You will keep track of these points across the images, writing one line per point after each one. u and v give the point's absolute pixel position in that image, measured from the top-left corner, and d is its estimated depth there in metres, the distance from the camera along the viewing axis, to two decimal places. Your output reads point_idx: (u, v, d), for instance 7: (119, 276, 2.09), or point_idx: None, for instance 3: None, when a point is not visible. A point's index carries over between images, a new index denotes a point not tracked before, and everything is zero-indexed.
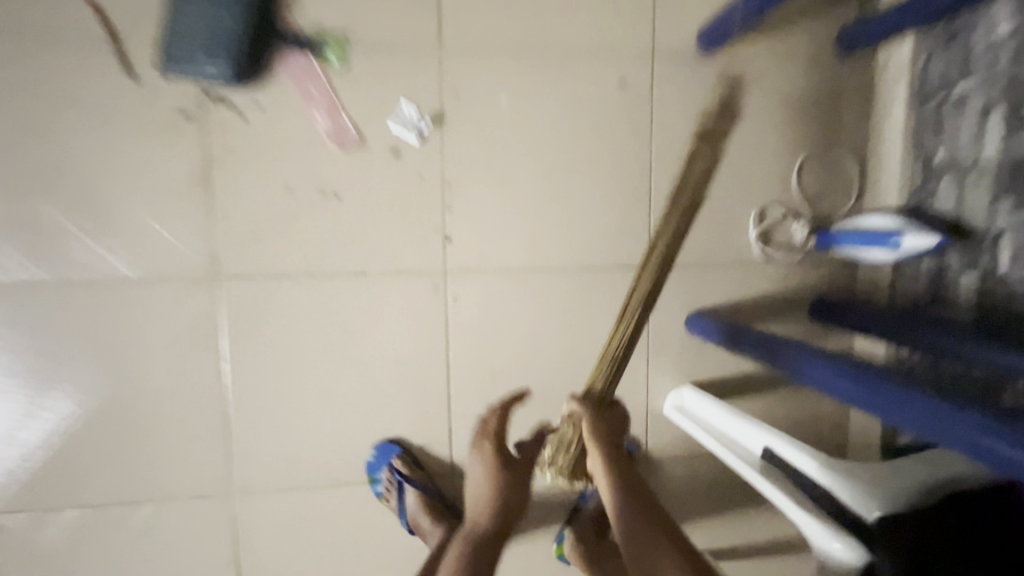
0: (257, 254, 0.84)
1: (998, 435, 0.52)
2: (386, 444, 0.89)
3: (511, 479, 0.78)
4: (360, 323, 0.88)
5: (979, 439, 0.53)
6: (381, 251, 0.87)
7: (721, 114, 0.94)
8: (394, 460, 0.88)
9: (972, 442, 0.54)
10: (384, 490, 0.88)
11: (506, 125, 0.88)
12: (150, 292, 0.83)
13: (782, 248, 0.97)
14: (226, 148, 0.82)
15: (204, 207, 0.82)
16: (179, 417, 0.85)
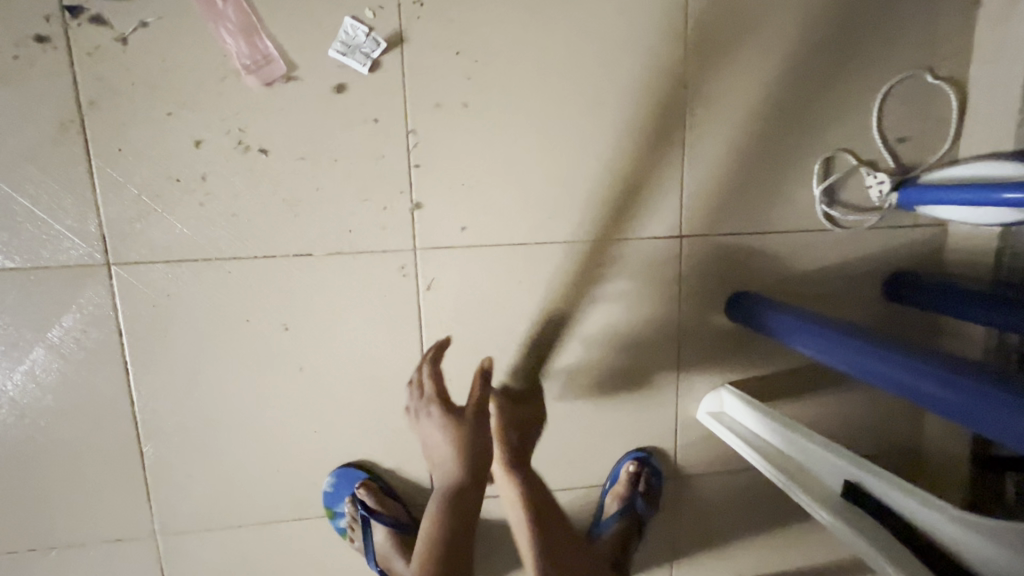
0: (160, 232, 0.63)
1: (995, 401, 0.40)
2: (347, 471, 0.70)
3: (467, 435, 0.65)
4: (305, 319, 0.67)
5: (969, 407, 0.42)
6: (328, 224, 0.66)
7: (779, 27, 0.69)
8: (357, 491, 0.69)
9: (959, 409, 0.43)
10: (348, 526, 0.71)
11: (488, 47, 0.65)
12: (21, 283, 0.62)
13: (853, 209, 0.75)
14: (103, 87, 0.60)
15: (81, 168, 0.61)
16: (80, 444, 0.67)
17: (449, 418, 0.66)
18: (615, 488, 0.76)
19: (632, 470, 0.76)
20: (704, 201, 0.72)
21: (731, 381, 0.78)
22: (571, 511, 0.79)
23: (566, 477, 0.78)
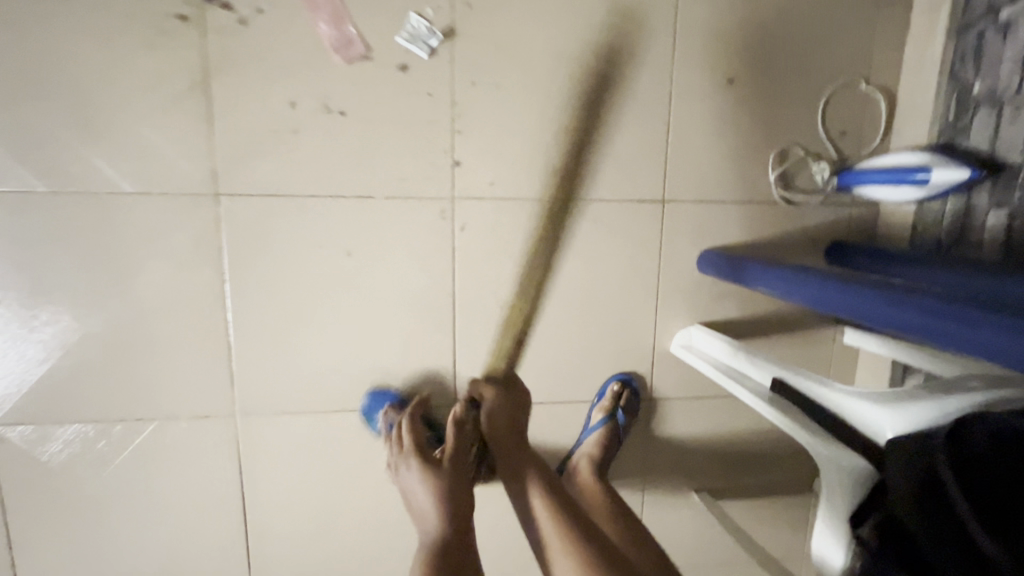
0: (258, 172, 0.81)
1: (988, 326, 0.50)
2: (383, 393, 0.88)
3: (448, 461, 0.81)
4: (363, 248, 0.85)
5: (971, 334, 0.52)
6: (387, 173, 0.84)
7: (746, 41, 0.88)
8: (389, 408, 0.86)
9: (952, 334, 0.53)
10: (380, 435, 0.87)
11: (519, 42, 0.84)
12: (150, 206, 0.80)
13: (803, 189, 0.93)
14: (224, 55, 0.77)
15: (203, 118, 0.79)
16: (182, 336, 0.84)
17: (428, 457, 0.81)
18: (602, 404, 0.93)
19: (617, 389, 0.94)
20: (683, 174, 0.91)
21: (700, 323, 0.96)
22: (565, 422, 0.97)
23: (562, 393, 0.96)
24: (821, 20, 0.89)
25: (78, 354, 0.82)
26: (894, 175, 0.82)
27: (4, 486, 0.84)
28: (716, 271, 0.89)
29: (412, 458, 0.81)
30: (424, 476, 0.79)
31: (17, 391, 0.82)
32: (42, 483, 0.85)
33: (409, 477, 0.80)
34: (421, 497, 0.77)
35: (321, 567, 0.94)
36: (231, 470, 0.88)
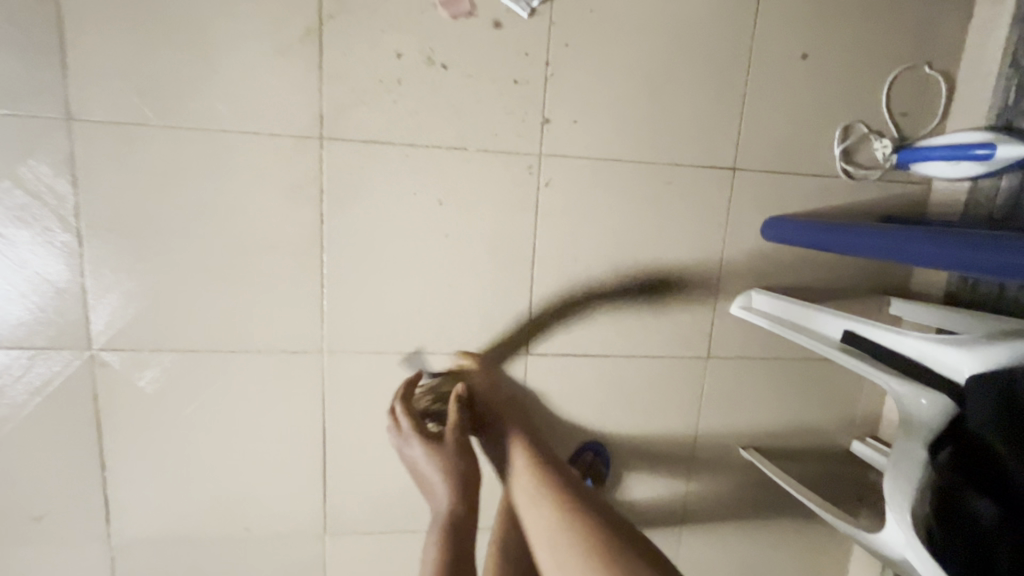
0: (361, 118, 0.85)
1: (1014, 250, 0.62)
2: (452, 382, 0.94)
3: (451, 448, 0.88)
4: (453, 200, 0.90)
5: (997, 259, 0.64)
6: (482, 127, 0.88)
7: (821, 20, 0.93)
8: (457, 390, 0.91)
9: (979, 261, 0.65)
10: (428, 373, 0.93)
11: (613, 10, 0.88)
12: (257, 147, 0.84)
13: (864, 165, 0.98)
14: (339, 4, 0.81)
15: (313, 63, 0.82)
16: (278, 274, 0.88)
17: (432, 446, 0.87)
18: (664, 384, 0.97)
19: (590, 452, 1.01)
20: (754, 145, 0.96)
21: (759, 287, 1.01)
22: (627, 377, 1.01)
23: (627, 350, 1.00)
24: (892, 4, 0.94)
25: (179, 286, 0.86)
26: (953, 150, 0.87)
27: (104, 409, 0.88)
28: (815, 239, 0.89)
29: (414, 439, 0.87)
30: (426, 454, 0.86)
31: (119, 319, 0.85)
32: (139, 409, 0.88)
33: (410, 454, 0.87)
34: (425, 470, 0.86)
35: (391, 504, 0.98)
36: (315, 406, 0.93)
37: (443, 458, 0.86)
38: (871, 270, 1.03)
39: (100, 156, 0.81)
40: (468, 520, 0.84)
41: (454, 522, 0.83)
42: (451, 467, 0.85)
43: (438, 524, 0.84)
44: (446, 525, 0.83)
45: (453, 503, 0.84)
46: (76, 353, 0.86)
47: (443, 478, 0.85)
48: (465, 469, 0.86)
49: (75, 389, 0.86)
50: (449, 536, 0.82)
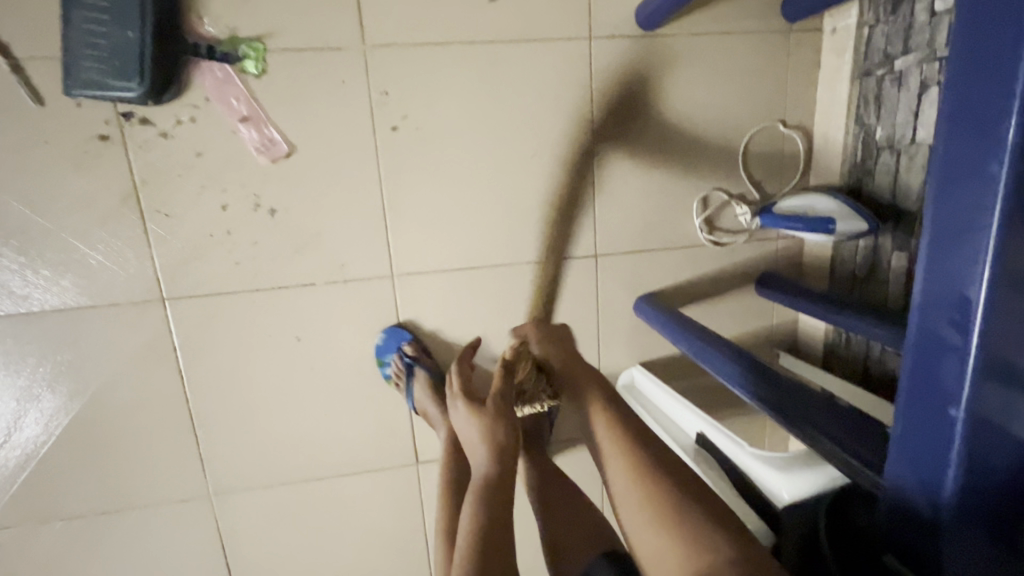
0: (198, 274, 0.84)
1: None
2: (394, 329, 0.91)
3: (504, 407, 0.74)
4: (313, 332, 0.89)
5: None
6: (328, 260, 0.87)
7: (664, 96, 0.91)
8: (405, 346, 0.90)
9: None
10: (392, 373, 0.89)
11: (441, 123, 0.85)
12: (99, 317, 0.83)
13: (729, 231, 0.97)
14: (152, 169, 0.79)
15: (138, 230, 0.81)
16: (149, 431, 0.89)
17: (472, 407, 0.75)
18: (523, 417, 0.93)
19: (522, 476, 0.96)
20: (615, 227, 0.95)
21: (642, 362, 1.01)
22: None
23: None
24: (735, 68, 0.91)
25: (52, 459, 0.87)
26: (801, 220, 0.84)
27: None
28: (730, 367, 0.70)
29: (458, 400, 0.77)
30: (470, 416, 0.75)
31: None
32: None
33: (458, 419, 0.77)
34: (467, 433, 0.74)
35: None
36: (213, 544, 0.95)
37: (488, 419, 0.73)
38: (754, 327, 1.03)
39: None
40: (506, 493, 0.68)
41: (491, 491, 0.68)
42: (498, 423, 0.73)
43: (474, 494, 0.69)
44: (482, 497, 0.68)
45: (494, 466, 0.70)
46: None
47: (485, 443, 0.71)
48: (507, 433, 0.72)
49: None
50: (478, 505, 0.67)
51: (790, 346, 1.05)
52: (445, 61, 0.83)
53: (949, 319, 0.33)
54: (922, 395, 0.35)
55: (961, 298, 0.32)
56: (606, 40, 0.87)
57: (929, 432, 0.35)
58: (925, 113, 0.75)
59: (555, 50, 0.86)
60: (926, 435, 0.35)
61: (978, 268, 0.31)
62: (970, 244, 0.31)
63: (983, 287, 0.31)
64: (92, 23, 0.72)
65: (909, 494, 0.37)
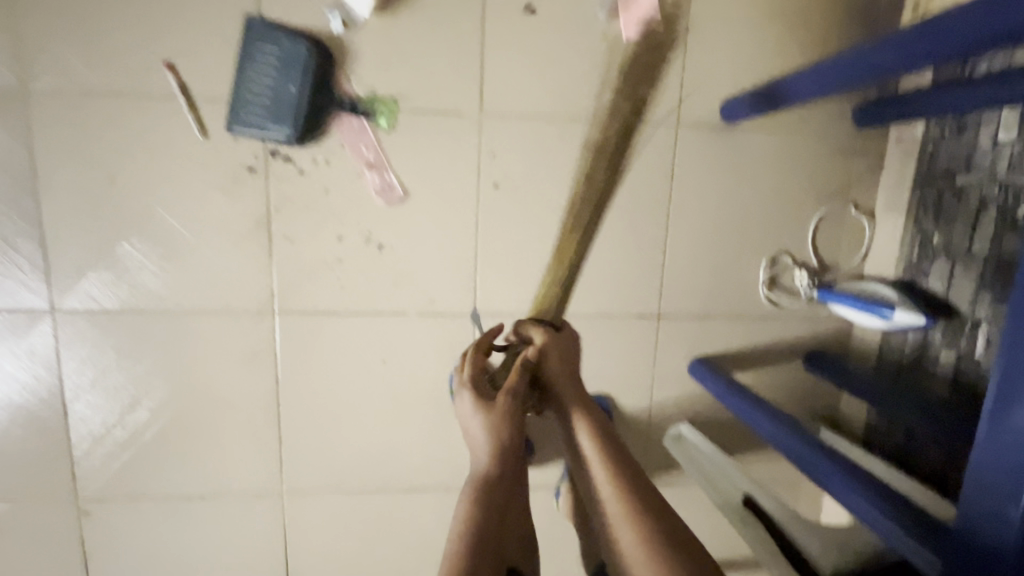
0: (308, 294, 0.94)
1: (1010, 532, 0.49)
2: None
3: (508, 414, 0.82)
4: (397, 358, 0.99)
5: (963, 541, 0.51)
6: (419, 294, 0.97)
7: (738, 182, 1.00)
8: None
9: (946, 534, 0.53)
10: None
11: (537, 185, 0.96)
12: (217, 323, 0.94)
13: (788, 293, 1.04)
14: (285, 200, 0.91)
15: (265, 252, 0.92)
16: (242, 428, 0.98)
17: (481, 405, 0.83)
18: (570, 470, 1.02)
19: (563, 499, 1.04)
20: (679, 292, 1.03)
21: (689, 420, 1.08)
22: None
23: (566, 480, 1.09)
24: (805, 163, 1.00)
25: (155, 443, 0.97)
26: (851, 300, 0.94)
27: (91, 552, 0.98)
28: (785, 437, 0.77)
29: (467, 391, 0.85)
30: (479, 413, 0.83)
31: (102, 474, 0.96)
32: (123, 549, 0.99)
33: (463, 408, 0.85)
34: (475, 429, 0.83)
35: None
36: (279, 540, 1.03)
37: (496, 420, 0.82)
38: (797, 399, 1.10)
39: (81, 338, 0.92)
40: (501, 489, 0.80)
41: (489, 487, 0.79)
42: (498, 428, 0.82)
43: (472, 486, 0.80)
44: (478, 492, 0.79)
45: (495, 465, 0.81)
46: (65, 503, 0.96)
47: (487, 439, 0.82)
48: (510, 435, 0.82)
49: (65, 534, 0.97)
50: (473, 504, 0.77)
51: (830, 421, 1.10)
52: (548, 133, 0.95)
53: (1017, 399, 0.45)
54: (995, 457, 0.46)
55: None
56: (690, 128, 0.97)
57: (1001, 484, 0.46)
58: (983, 228, 0.83)
59: (643, 132, 0.97)
60: (996, 486, 0.46)
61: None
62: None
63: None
64: (263, 75, 0.85)
65: (979, 532, 0.47)
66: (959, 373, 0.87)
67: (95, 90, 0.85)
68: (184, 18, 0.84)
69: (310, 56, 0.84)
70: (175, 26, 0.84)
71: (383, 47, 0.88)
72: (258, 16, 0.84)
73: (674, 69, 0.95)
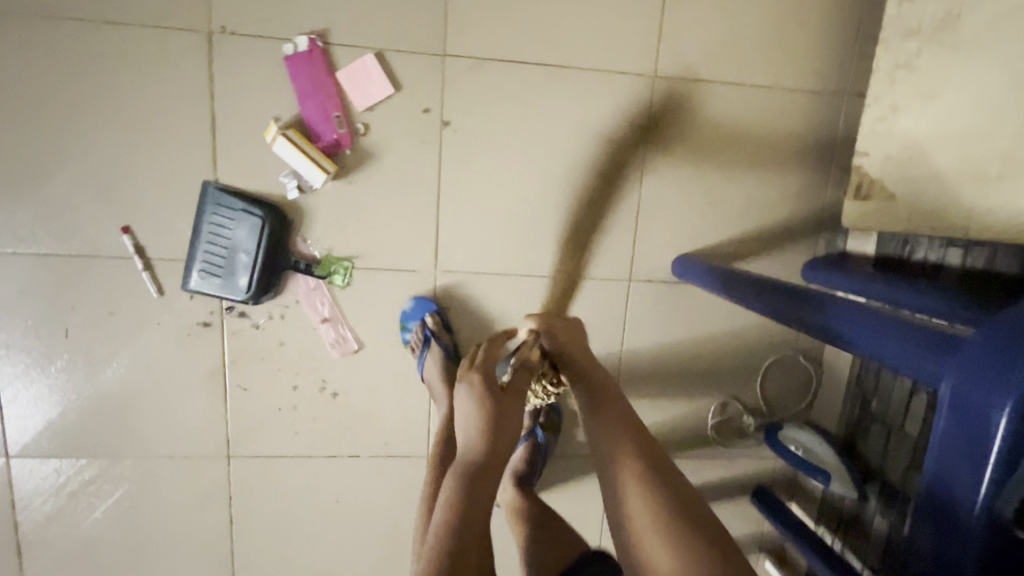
0: (263, 439, 0.96)
1: None
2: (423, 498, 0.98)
3: (502, 402, 0.73)
4: (351, 498, 1.01)
5: None
6: (372, 439, 0.99)
7: (689, 330, 1.02)
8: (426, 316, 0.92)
9: None
10: None
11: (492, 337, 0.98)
12: (171, 465, 0.96)
13: (734, 435, 1.07)
14: (240, 353, 0.93)
15: (220, 401, 0.94)
16: (196, 564, 1.00)
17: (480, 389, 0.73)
18: None
19: None
20: None
21: None
22: None
23: None
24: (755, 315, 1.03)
25: None
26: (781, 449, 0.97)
27: None
28: None
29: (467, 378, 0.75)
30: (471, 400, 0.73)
31: None
32: None
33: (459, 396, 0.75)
34: (463, 423, 0.72)
35: None
36: None
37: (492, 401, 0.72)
38: (744, 531, 1.13)
39: (37, 480, 0.94)
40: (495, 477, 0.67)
41: (475, 473, 0.67)
42: (501, 414, 0.72)
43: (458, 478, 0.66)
44: (464, 479, 0.66)
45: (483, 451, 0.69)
46: None
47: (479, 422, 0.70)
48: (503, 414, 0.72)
49: None
50: (459, 493, 0.65)
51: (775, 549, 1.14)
52: (502, 287, 0.96)
53: (975, 438, 0.44)
54: (955, 472, 0.46)
55: (977, 417, 0.44)
56: (643, 282, 0.99)
57: (948, 505, 0.47)
58: (915, 410, 0.86)
59: (598, 286, 0.98)
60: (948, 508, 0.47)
61: (1001, 403, 0.42)
62: (998, 397, 0.42)
63: (1002, 423, 0.42)
64: (221, 238, 0.87)
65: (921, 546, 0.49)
66: (889, 542, 0.89)
67: (51, 251, 0.86)
68: (141, 184, 0.86)
69: (265, 225, 0.86)
70: (132, 195, 0.86)
71: (339, 210, 0.90)
72: (215, 183, 0.86)
73: (629, 227, 0.97)
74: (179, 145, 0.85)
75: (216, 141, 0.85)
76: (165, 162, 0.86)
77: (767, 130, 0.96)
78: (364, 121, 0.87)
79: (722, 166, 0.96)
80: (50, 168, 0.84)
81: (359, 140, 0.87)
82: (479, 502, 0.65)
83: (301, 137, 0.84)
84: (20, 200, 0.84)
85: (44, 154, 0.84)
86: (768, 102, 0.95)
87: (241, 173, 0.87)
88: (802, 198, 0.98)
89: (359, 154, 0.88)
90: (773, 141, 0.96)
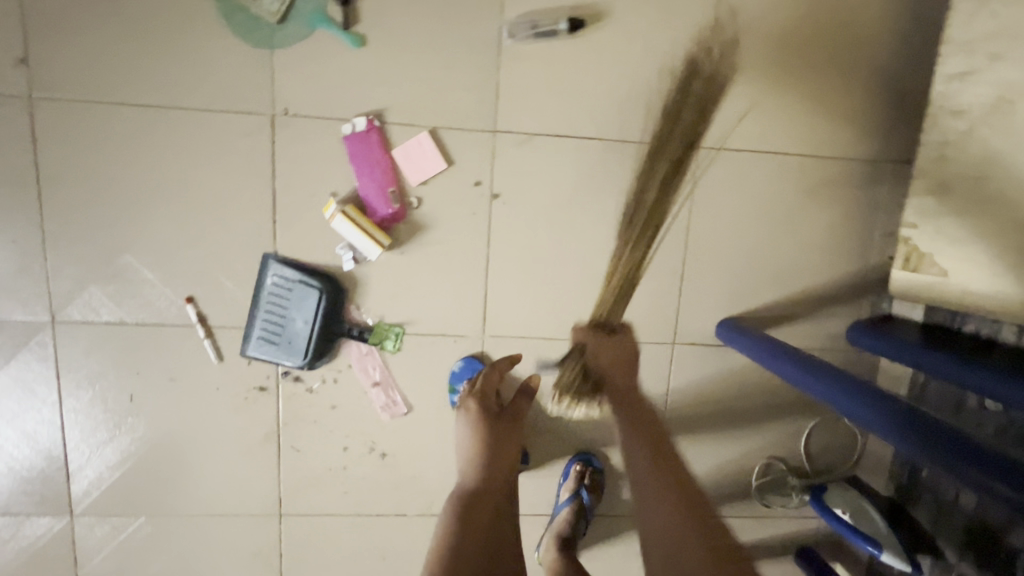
0: (314, 499, 0.99)
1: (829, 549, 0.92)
2: None
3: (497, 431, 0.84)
4: (398, 555, 1.03)
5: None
6: (419, 499, 1.01)
7: (732, 391, 1.03)
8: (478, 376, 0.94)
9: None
10: None
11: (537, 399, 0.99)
12: (225, 524, 0.98)
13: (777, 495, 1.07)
14: (294, 416, 0.95)
15: (274, 462, 0.97)
16: None
17: (478, 418, 0.85)
18: None
19: None
20: None
21: None
22: None
23: None
24: None
25: None
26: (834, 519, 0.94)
27: None
28: None
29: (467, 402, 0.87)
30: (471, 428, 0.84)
31: None
32: None
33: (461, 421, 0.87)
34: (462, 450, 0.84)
35: None
36: None
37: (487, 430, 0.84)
38: None
39: (98, 537, 0.97)
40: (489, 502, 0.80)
41: (470, 498, 0.80)
42: (497, 443, 0.84)
43: (453, 503, 0.80)
44: (461, 502, 0.79)
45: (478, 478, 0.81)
46: None
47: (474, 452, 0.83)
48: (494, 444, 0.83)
49: None
50: (455, 516, 0.77)
51: None
52: (548, 351, 0.98)
53: None
54: None
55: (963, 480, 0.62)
56: (687, 345, 1.00)
57: None
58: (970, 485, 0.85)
59: (642, 348, 0.99)
60: None
61: None
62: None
63: None
64: (278, 308, 0.90)
65: None
66: None
67: (120, 321, 0.90)
68: (206, 257, 0.89)
69: (323, 298, 0.89)
70: (196, 267, 0.90)
71: (391, 279, 0.92)
72: (275, 255, 0.90)
73: (673, 292, 0.98)
74: (242, 220, 0.89)
75: (277, 215, 0.89)
76: (229, 235, 0.89)
77: (811, 196, 0.96)
78: (418, 194, 0.90)
79: (766, 231, 0.97)
80: (120, 242, 0.88)
81: (412, 213, 0.90)
82: (470, 526, 0.76)
83: (358, 212, 0.88)
84: (93, 273, 0.88)
85: (115, 230, 0.88)
86: (813, 169, 0.95)
87: (299, 245, 0.90)
88: (846, 263, 0.99)
89: (413, 226, 0.91)
90: (817, 207, 0.97)
